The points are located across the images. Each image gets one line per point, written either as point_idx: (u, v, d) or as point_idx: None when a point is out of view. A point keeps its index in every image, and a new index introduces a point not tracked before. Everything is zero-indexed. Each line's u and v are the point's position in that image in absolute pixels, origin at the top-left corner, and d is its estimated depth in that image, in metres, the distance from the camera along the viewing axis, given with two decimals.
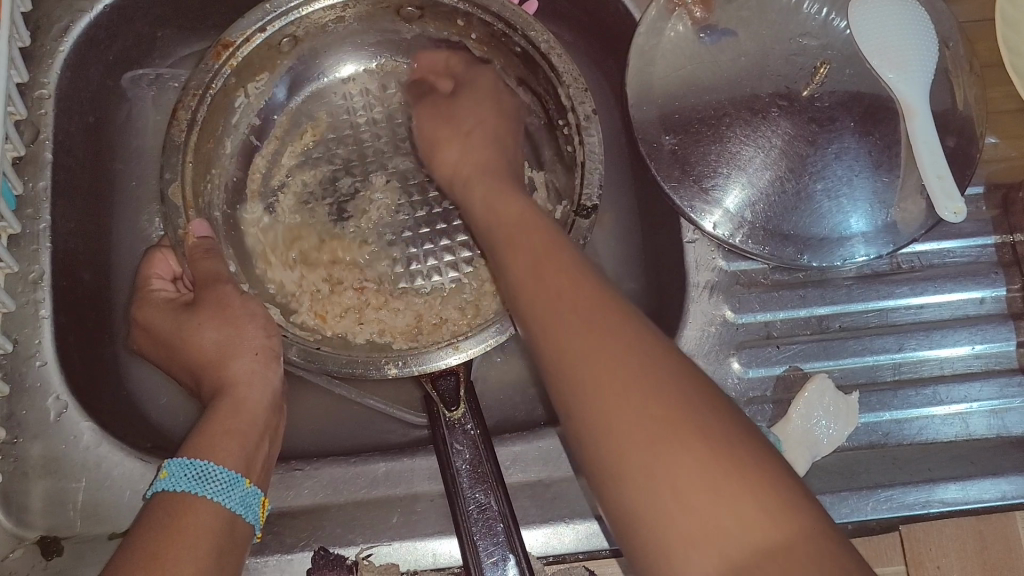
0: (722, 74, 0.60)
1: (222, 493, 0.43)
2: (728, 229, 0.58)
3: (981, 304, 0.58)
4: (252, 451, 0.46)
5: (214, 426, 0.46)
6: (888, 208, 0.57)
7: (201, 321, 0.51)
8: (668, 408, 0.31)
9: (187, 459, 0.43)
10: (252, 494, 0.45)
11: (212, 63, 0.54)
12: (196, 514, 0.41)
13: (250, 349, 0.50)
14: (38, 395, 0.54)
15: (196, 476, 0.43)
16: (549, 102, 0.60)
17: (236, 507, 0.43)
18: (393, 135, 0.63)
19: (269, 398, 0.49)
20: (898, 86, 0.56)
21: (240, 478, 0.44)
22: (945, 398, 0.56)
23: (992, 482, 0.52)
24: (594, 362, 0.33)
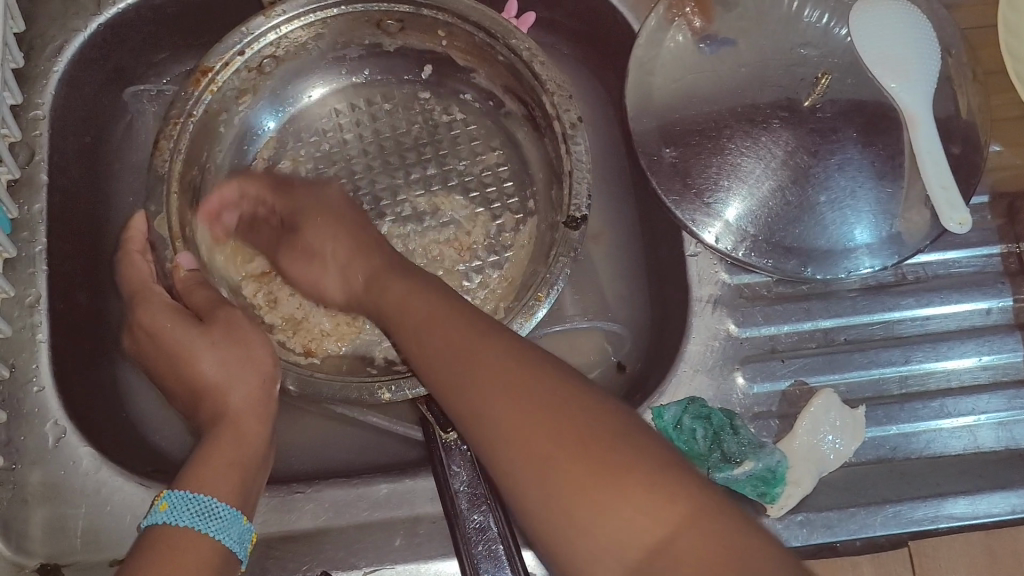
0: (721, 85, 0.60)
1: (221, 533, 0.41)
2: (730, 242, 0.57)
3: (987, 315, 0.57)
4: (251, 485, 0.45)
5: (210, 455, 0.44)
6: (891, 218, 0.56)
7: (203, 344, 0.50)
8: (561, 416, 0.35)
9: (190, 492, 0.41)
10: (246, 531, 0.43)
11: (191, 91, 0.54)
12: (193, 551, 0.40)
13: (256, 375, 0.49)
14: (37, 420, 0.53)
15: (198, 512, 0.41)
16: (535, 110, 0.60)
17: (233, 544, 0.42)
18: (382, 150, 0.63)
19: (264, 433, 0.47)
20: (901, 95, 0.55)
21: (239, 515, 0.42)
22: (953, 411, 0.56)
23: (1001, 496, 0.52)
24: (552, 449, 0.34)
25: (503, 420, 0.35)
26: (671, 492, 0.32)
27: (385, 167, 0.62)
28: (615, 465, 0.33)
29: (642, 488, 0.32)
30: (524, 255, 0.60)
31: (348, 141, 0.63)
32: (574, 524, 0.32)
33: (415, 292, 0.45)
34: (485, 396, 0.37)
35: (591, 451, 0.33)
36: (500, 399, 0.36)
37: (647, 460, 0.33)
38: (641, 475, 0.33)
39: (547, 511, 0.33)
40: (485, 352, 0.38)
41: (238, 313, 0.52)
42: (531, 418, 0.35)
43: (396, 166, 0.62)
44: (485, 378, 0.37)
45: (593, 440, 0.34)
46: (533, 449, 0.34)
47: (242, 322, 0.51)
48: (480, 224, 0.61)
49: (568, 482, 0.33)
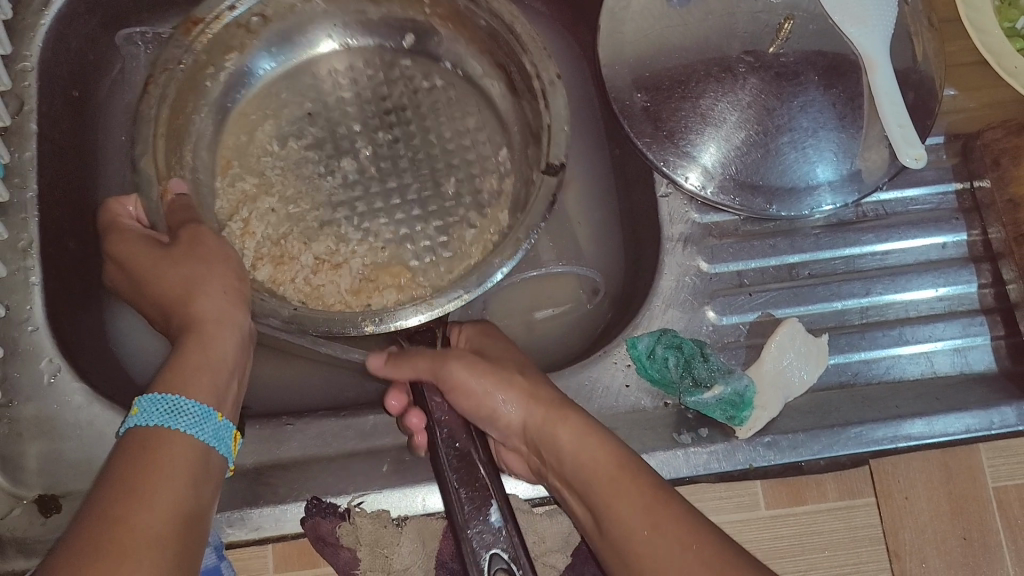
0: (692, 34, 0.62)
1: (194, 427, 0.42)
2: (701, 182, 0.60)
3: (943, 249, 0.60)
4: (223, 388, 0.46)
5: (182, 361, 0.45)
6: (853, 157, 0.59)
7: (171, 257, 0.50)
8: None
9: (158, 395, 0.42)
10: (223, 428, 0.44)
11: (184, 37, 0.57)
12: (169, 446, 0.41)
13: (221, 283, 0.49)
14: (32, 358, 0.55)
15: (168, 410, 0.42)
16: (513, 74, 0.62)
17: (209, 439, 0.43)
18: (364, 112, 0.65)
19: (237, 339, 0.48)
20: (858, 38, 0.59)
21: (212, 412, 0.44)
22: (910, 338, 0.58)
23: (956, 417, 0.54)
24: None
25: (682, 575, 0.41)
26: None
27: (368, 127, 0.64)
28: None
29: None
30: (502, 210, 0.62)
31: (332, 100, 0.65)
32: None
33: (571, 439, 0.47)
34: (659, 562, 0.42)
35: None
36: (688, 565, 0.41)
37: None
38: None
39: None
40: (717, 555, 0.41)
41: (203, 230, 0.52)
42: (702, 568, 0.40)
43: (376, 128, 0.64)
44: (646, 546, 0.42)
45: None
46: None
47: (210, 239, 0.51)
48: (455, 185, 0.63)
49: None
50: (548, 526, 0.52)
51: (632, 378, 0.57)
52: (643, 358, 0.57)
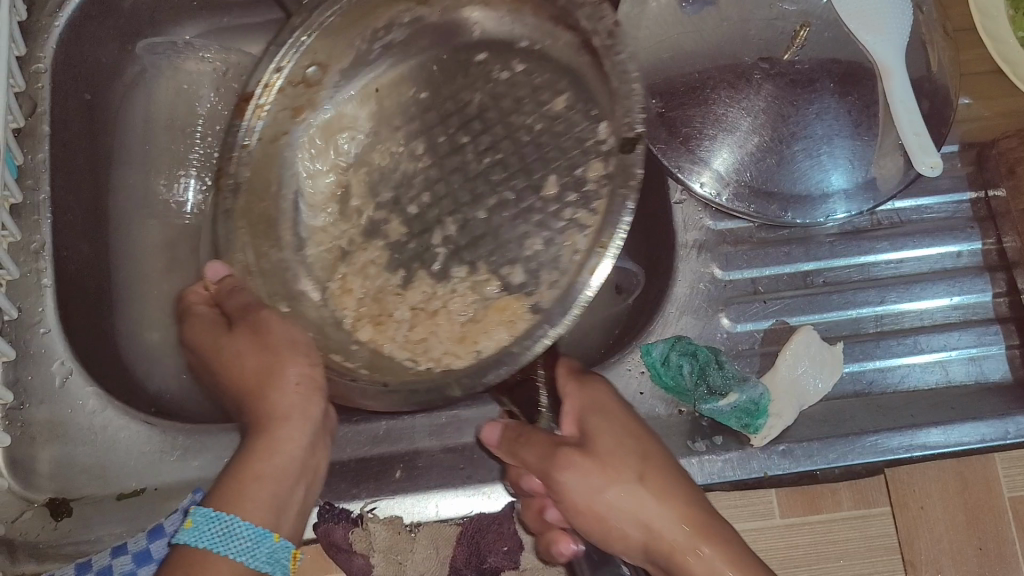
0: (705, 41, 0.61)
1: (246, 553, 0.41)
2: (715, 189, 0.60)
3: (957, 258, 0.60)
4: (283, 498, 0.44)
5: (242, 468, 0.44)
6: (867, 165, 0.59)
7: (239, 349, 0.47)
8: None
9: (214, 511, 0.41)
10: (280, 548, 0.43)
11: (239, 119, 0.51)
12: (213, 571, 0.40)
13: (290, 379, 0.46)
14: (43, 361, 0.55)
15: (220, 534, 0.41)
16: (574, 16, 0.50)
17: (261, 563, 0.42)
18: (422, 117, 0.57)
19: (308, 438, 0.46)
20: (875, 47, 0.58)
21: (268, 534, 0.42)
22: (924, 347, 0.58)
23: (972, 426, 0.53)
24: None
25: None
26: None
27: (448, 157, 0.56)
28: None
29: None
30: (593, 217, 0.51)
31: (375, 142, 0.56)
32: None
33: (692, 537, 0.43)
34: None
35: None
36: None
37: None
38: None
39: None
40: None
41: (267, 313, 0.49)
42: None
43: (454, 130, 0.56)
44: None
45: None
46: None
47: (275, 326, 0.48)
48: (557, 179, 0.53)
49: None
50: None
51: (646, 385, 0.57)
52: (657, 365, 0.57)
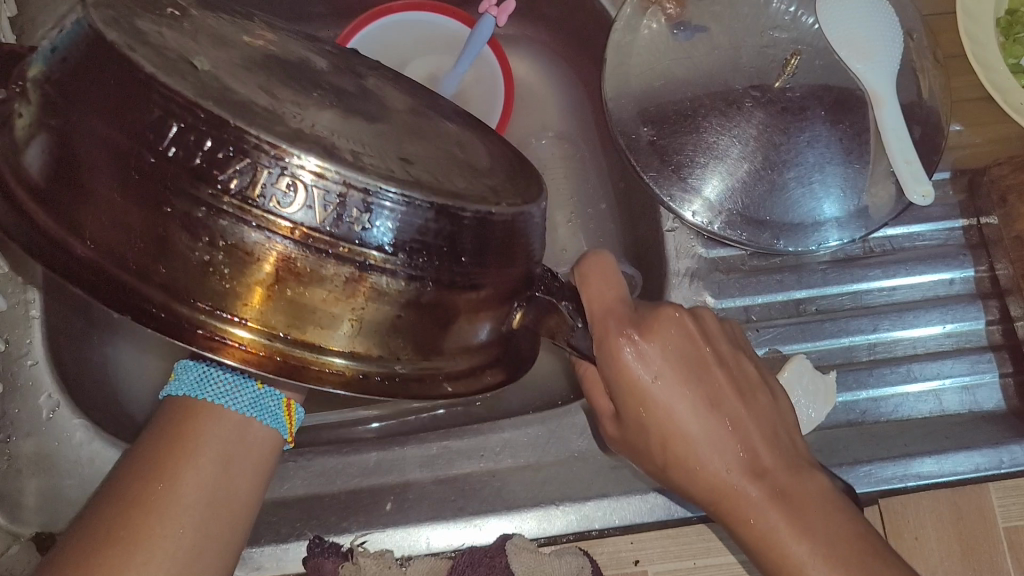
0: (698, 69, 0.62)
1: (224, 396, 0.45)
2: (707, 217, 0.60)
3: (950, 285, 0.60)
4: (241, 445, 0.45)
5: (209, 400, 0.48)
6: (859, 193, 0.59)
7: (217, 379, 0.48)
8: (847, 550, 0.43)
9: (193, 362, 0.46)
10: (267, 396, 0.46)
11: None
12: (197, 416, 0.44)
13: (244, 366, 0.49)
14: (31, 393, 0.55)
15: (197, 379, 0.45)
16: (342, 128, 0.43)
17: (246, 408, 0.45)
18: None
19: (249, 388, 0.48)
20: (865, 74, 0.58)
21: (251, 380, 0.46)
22: (918, 375, 0.58)
23: (966, 455, 0.54)
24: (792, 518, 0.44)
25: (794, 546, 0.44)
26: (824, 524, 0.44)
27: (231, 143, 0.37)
28: (830, 526, 0.44)
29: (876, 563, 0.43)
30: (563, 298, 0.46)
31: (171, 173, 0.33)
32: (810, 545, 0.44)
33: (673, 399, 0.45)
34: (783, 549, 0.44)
35: (831, 529, 0.44)
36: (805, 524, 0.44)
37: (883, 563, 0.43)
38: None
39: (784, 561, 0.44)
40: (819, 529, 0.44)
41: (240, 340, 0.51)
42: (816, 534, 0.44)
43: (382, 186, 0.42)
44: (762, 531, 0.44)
45: (829, 529, 0.44)
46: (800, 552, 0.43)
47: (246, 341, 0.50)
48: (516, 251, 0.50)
49: (807, 531, 0.44)
50: (555, 565, 0.51)
51: None
52: None
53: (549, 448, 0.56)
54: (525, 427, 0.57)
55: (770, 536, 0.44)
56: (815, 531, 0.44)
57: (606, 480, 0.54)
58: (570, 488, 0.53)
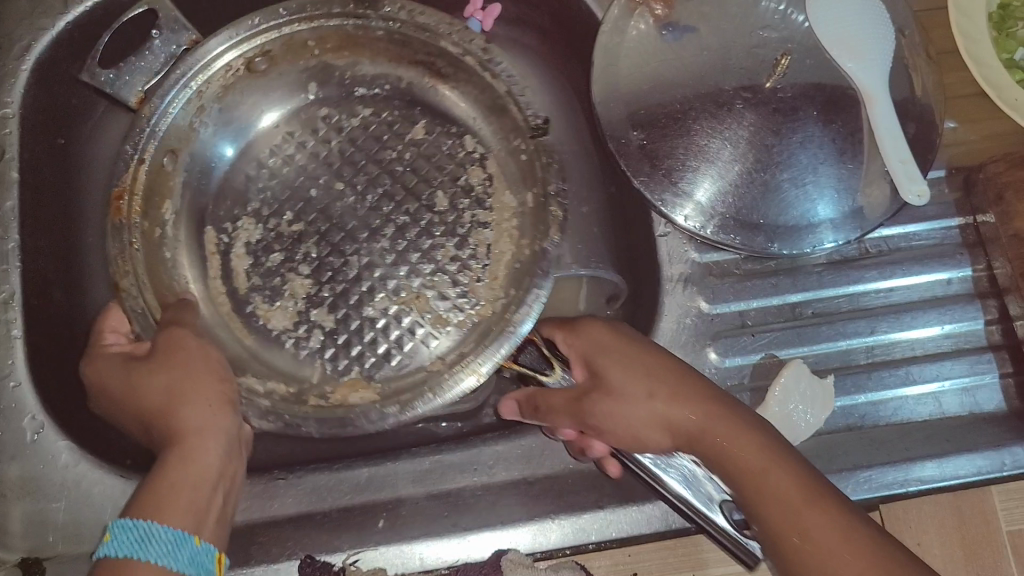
0: (688, 70, 0.61)
1: (166, 555, 0.42)
2: (700, 222, 0.59)
3: (948, 285, 0.59)
4: (203, 503, 0.45)
5: (159, 478, 0.45)
6: (853, 194, 0.58)
7: (149, 368, 0.48)
8: (815, 506, 0.43)
9: (131, 520, 0.42)
10: (203, 551, 0.44)
11: (116, 220, 0.54)
12: None
13: (200, 393, 0.48)
14: (15, 416, 0.54)
15: (140, 538, 0.42)
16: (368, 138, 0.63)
17: (186, 564, 0.43)
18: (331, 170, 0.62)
19: (223, 439, 0.47)
20: (857, 74, 0.58)
21: (189, 535, 0.43)
22: (917, 377, 0.57)
23: (968, 458, 0.52)
24: (757, 465, 0.45)
25: (778, 490, 0.44)
26: (790, 469, 0.44)
27: (290, 253, 0.60)
28: (813, 504, 0.43)
29: (863, 554, 0.41)
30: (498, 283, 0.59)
31: (464, 191, 0.62)
32: (797, 527, 0.42)
33: (624, 366, 0.50)
34: (768, 479, 0.44)
35: (807, 497, 0.43)
36: (776, 475, 0.44)
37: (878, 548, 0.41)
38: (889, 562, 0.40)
39: (784, 521, 0.43)
40: (796, 483, 0.44)
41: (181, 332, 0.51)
42: (796, 500, 0.43)
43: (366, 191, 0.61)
44: (759, 478, 0.44)
45: (814, 495, 0.43)
46: (784, 493, 0.43)
47: (187, 342, 0.50)
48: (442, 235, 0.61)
49: (772, 473, 0.44)
50: None
51: None
52: None
53: (544, 460, 0.55)
54: (520, 439, 0.56)
55: (747, 473, 0.45)
56: (794, 490, 0.43)
57: (603, 492, 0.53)
58: (566, 500, 0.52)
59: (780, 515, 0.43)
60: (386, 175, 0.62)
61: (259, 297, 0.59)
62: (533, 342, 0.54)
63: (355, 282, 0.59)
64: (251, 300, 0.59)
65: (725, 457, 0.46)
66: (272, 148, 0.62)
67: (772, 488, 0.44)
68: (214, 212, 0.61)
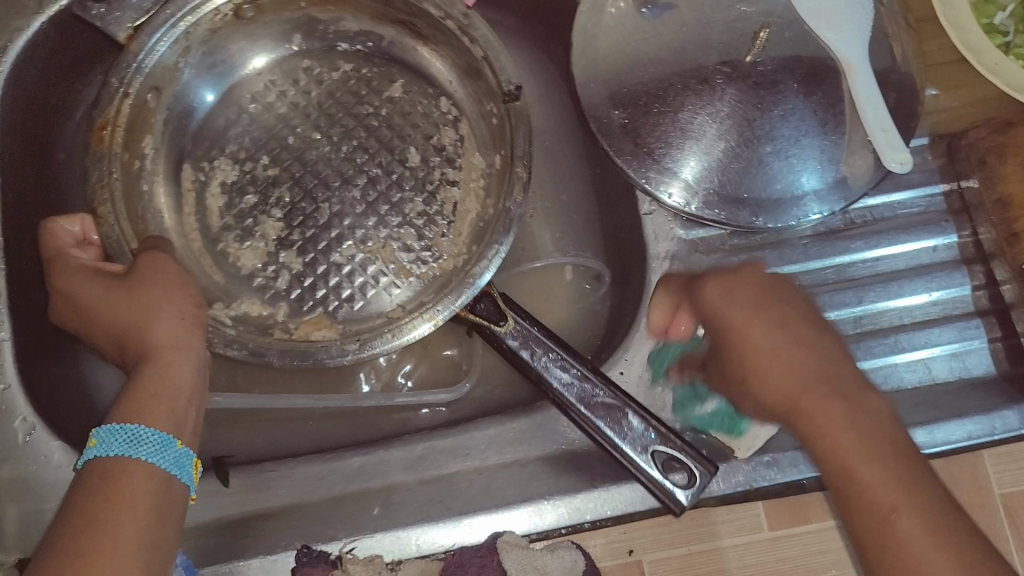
0: (668, 46, 0.61)
1: (155, 454, 0.44)
2: (684, 199, 0.58)
3: (933, 253, 0.59)
4: (182, 414, 0.47)
5: (138, 392, 0.47)
6: (837, 164, 0.58)
7: (120, 292, 0.50)
8: (882, 471, 0.37)
9: (117, 425, 0.44)
10: (185, 455, 0.46)
11: (98, 149, 0.56)
12: (130, 479, 0.42)
13: (173, 313, 0.50)
14: (6, 417, 0.53)
15: (127, 440, 0.43)
16: (349, 84, 0.65)
17: (171, 467, 0.44)
18: (310, 120, 0.64)
19: (194, 362, 0.49)
20: (834, 43, 0.58)
21: (172, 439, 0.45)
22: (906, 346, 0.57)
23: (957, 424, 0.53)
24: (832, 423, 0.38)
25: (855, 456, 0.38)
26: (892, 434, 0.38)
27: (264, 198, 0.62)
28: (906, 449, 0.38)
29: (898, 484, 0.37)
30: (468, 226, 0.62)
31: (435, 147, 0.64)
32: (862, 479, 0.37)
33: (753, 311, 0.42)
34: (826, 433, 0.38)
35: (850, 445, 0.38)
36: (852, 440, 0.38)
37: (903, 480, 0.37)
38: (928, 512, 0.36)
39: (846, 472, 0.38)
40: (857, 434, 0.38)
41: (155, 260, 0.53)
42: (873, 448, 0.38)
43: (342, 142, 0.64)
44: (819, 423, 0.39)
45: (886, 441, 0.38)
46: (839, 445, 0.38)
47: (156, 268, 0.52)
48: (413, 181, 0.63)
49: (827, 428, 0.39)
50: (549, 561, 0.50)
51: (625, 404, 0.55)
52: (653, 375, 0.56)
53: (539, 440, 0.55)
54: (511, 422, 0.56)
55: (828, 441, 0.38)
56: (840, 437, 0.38)
57: (596, 471, 0.53)
58: (561, 480, 0.52)
59: (850, 461, 0.38)
60: (362, 128, 0.64)
61: (232, 237, 0.62)
62: (490, 295, 0.55)
63: (326, 228, 0.61)
64: (224, 238, 0.62)
65: (797, 403, 0.40)
66: (243, 103, 0.65)
67: (830, 440, 0.38)
68: (194, 151, 0.64)
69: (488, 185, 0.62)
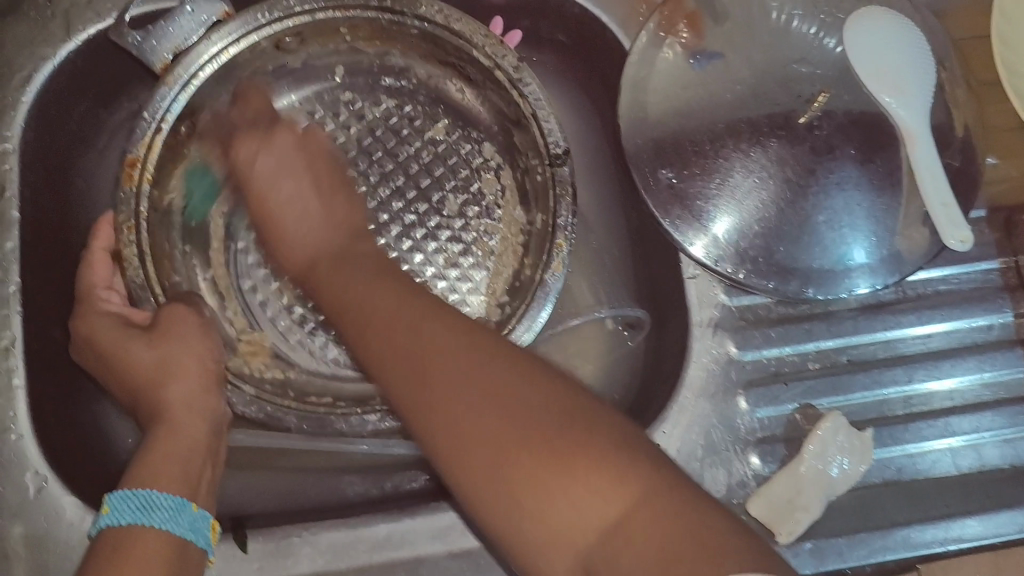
0: (720, 101, 0.58)
1: (169, 521, 0.42)
2: (730, 264, 0.56)
3: (988, 331, 0.57)
4: (194, 475, 0.45)
5: (151, 452, 0.45)
6: (891, 237, 0.55)
7: (137, 343, 0.49)
8: (555, 440, 0.34)
9: (129, 490, 0.42)
10: (200, 517, 0.44)
11: (126, 187, 0.52)
12: (142, 544, 0.41)
13: (190, 368, 0.49)
14: (17, 470, 0.51)
15: (140, 506, 0.42)
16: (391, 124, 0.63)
17: (185, 532, 0.43)
18: (349, 161, 0.62)
19: (209, 423, 0.48)
20: (896, 110, 0.55)
21: (187, 502, 0.43)
22: (955, 429, 0.55)
23: (1008, 515, 0.53)
24: (498, 441, 0.35)
25: (508, 442, 0.35)
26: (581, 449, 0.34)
27: None
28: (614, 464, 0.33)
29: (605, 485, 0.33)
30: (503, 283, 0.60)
31: (474, 197, 0.62)
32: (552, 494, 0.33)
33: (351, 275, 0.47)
34: (484, 456, 0.35)
35: (566, 467, 0.33)
36: (501, 441, 0.35)
37: (637, 487, 0.32)
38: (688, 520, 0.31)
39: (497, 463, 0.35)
40: (516, 434, 0.35)
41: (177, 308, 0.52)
42: (564, 455, 0.34)
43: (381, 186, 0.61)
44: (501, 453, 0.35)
45: (566, 456, 0.34)
46: (507, 454, 0.35)
47: (177, 316, 0.51)
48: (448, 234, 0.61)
49: (510, 458, 0.34)
50: None
51: None
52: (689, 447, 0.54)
53: None
54: None
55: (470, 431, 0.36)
56: (536, 473, 0.34)
57: None
58: None
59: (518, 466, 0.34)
60: (401, 172, 0.62)
61: (259, 276, 0.60)
62: None
63: None
64: (252, 276, 0.60)
65: (472, 433, 0.36)
66: None
67: (526, 465, 0.34)
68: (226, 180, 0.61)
69: (527, 244, 0.60)
